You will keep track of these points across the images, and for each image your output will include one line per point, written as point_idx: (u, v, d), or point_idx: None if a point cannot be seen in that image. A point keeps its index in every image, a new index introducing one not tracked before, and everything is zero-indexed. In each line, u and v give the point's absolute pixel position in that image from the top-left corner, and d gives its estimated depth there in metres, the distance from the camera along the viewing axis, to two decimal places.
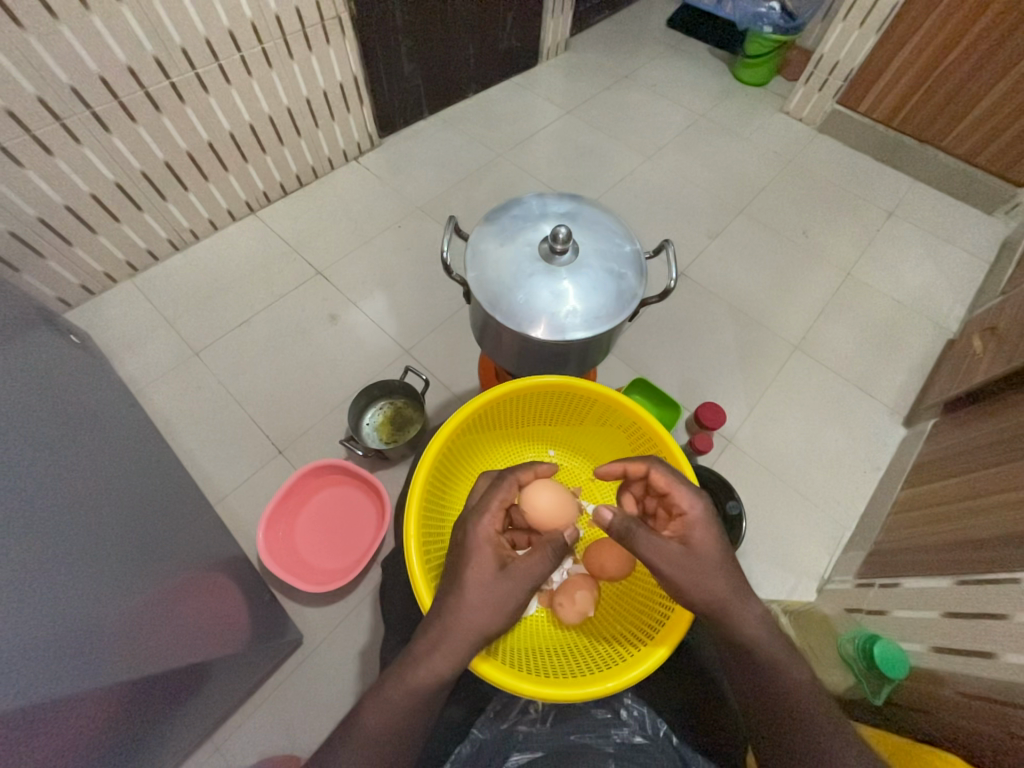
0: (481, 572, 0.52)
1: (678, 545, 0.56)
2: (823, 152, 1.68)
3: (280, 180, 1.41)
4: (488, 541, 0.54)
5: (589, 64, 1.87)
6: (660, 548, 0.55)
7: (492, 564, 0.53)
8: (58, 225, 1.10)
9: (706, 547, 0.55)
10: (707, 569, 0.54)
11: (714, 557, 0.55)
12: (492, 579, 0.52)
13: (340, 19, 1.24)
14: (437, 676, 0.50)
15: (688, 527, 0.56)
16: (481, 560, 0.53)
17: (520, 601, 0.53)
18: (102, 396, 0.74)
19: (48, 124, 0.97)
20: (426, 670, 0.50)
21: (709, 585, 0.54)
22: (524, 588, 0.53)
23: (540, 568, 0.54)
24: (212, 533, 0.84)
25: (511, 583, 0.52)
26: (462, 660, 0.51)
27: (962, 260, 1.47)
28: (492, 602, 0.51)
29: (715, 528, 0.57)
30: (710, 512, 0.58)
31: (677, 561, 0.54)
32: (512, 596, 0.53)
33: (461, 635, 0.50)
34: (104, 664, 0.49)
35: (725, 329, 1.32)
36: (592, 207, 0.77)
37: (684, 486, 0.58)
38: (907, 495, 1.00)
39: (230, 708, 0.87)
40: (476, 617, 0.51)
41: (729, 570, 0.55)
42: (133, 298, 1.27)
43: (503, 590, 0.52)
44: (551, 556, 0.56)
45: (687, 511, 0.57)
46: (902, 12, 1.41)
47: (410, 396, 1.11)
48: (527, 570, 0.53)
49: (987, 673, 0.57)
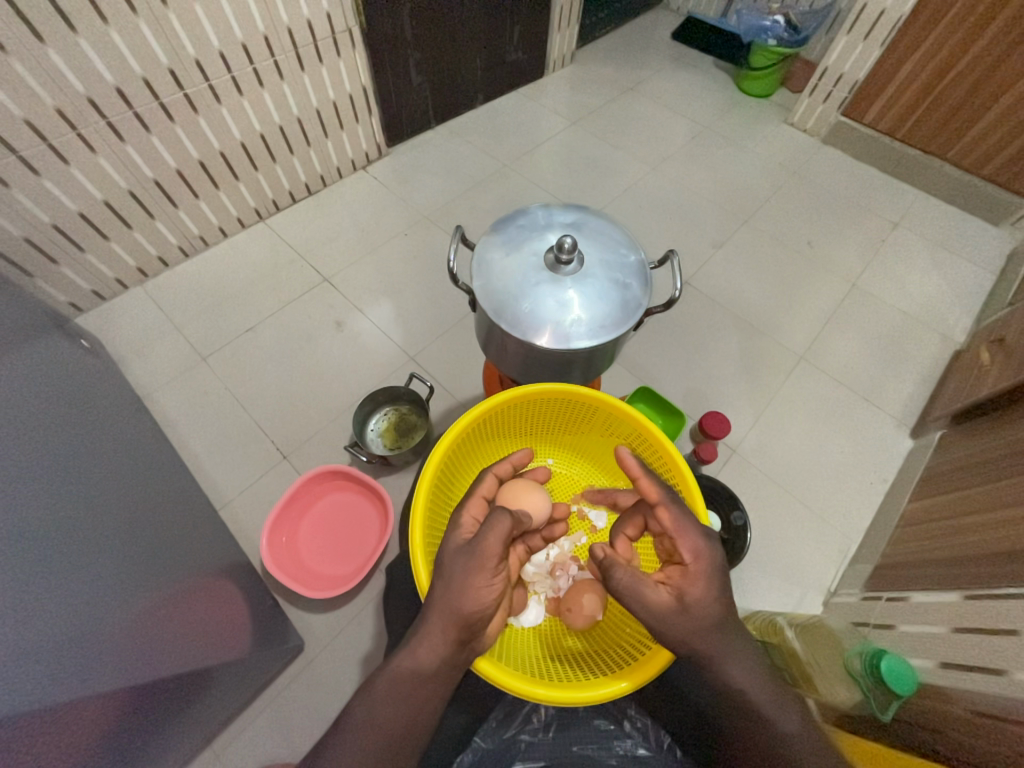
0: (444, 547, 0.54)
1: (668, 594, 0.52)
2: (828, 163, 1.69)
3: (289, 188, 1.43)
4: (460, 524, 0.56)
5: (594, 76, 1.89)
6: (644, 593, 0.51)
7: (458, 541, 0.54)
8: (72, 231, 1.12)
9: (702, 609, 0.50)
10: (694, 631, 0.50)
11: (707, 621, 0.50)
12: (451, 555, 0.52)
13: (351, 32, 1.26)
14: (422, 665, 0.48)
15: (687, 581, 0.51)
16: (448, 537, 0.55)
17: (483, 579, 0.50)
18: (110, 401, 0.75)
19: (65, 133, 0.99)
20: (408, 657, 0.49)
21: (691, 646, 0.50)
22: (481, 563, 0.50)
23: (494, 541, 0.51)
24: (216, 538, 0.84)
25: (464, 558, 0.51)
26: (448, 651, 0.49)
27: (969, 271, 1.46)
28: (452, 577, 0.50)
29: (718, 590, 0.51)
30: (716, 572, 0.52)
31: (659, 613, 0.50)
32: (470, 574, 0.50)
33: (434, 619, 0.49)
34: (108, 669, 0.49)
35: (730, 338, 1.32)
36: (597, 217, 0.78)
37: (691, 535, 0.53)
38: (914, 508, 0.99)
39: (230, 715, 0.87)
40: (442, 598, 0.49)
41: (721, 636, 0.50)
42: (143, 303, 1.29)
43: (456, 565, 0.50)
44: (501, 520, 0.52)
45: (688, 561, 0.52)
46: (907, 26, 1.42)
47: (414, 403, 1.12)
48: (478, 541, 0.51)
49: (997, 690, 0.56)
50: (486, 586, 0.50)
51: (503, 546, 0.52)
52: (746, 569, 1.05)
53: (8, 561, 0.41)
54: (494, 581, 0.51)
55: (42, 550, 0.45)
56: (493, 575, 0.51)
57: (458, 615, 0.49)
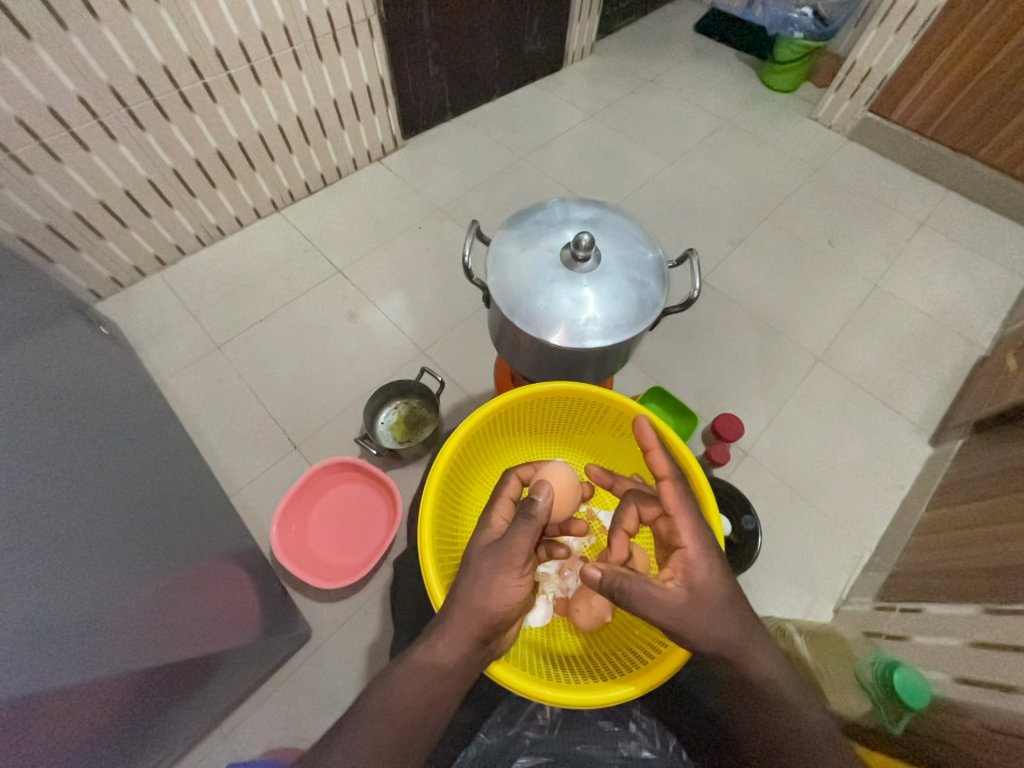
0: (472, 544, 0.54)
1: (678, 586, 0.50)
2: (853, 160, 1.64)
3: (305, 179, 1.43)
4: (490, 523, 0.56)
5: (614, 68, 1.86)
6: (657, 595, 0.49)
7: (484, 541, 0.53)
8: (92, 219, 1.14)
9: (710, 592, 0.50)
10: (707, 618, 0.49)
11: (717, 604, 0.49)
12: (479, 552, 0.52)
13: (370, 22, 1.25)
14: (439, 660, 0.48)
15: (690, 565, 0.51)
16: (477, 535, 0.55)
17: (511, 577, 0.50)
18: (127, 388, 0.76)
19: (87, 121, 1.01)
20: (426, 651, 0.49)
21: (706, 636, 0.48)
22: (510, 562, 0.50)
23: (523, 541, 0.50)
24: (227, 525, 0.85)
25: (493, 555, 0.50)
26: (465, 649, 0.49)
27: (996, 274, 1.42)
28: (478, 576, 0.50)
29: (721, 568, 0.51)
30: (713, 550, 0.52)
31: (671, 609, 0.48)
32: (499, 573, 0.50)
33: (456, 617, 0.49)
34: (121, 653, 0.50)
35: (745, 339, 1.30)
36: (615, 213, 0.76)
37: (688, 517, 0.53)
38: (932, 518, 0.97)
39: (238, 699, 0.88)
40: (467, 596, 0.49)
41: (738, 622, 0.49)
42: (160, 291, 1.30)
43: (484, 563, 0.50)
44: (524, 520, 0.51)
45: (687, 547, 0.51)
46: (941, 19, 1.36)
47: (424, 396, 1.12)
48: (505, 539, 0.51)
49: (1012, 706, 0.55)
50: (514, 585, 0.50)
51: (531, 545, 0.51)
52: (755, 573, 1.03)
53: (22, 546, 0.42)
54: (522, 580, 0.51)
55: (53, 534, 0.45)
56: (521, 574, 0.51)
57: (482, 614, 0.49)
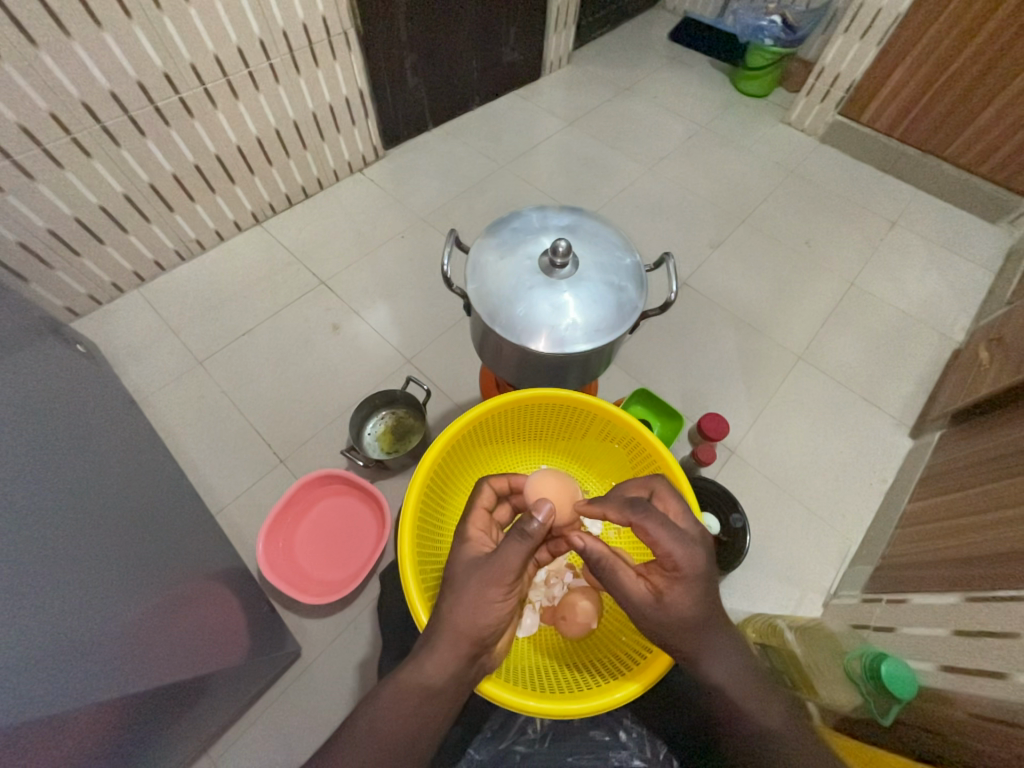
0: (456, 558, 0.53)
1: (648, 588, 0.52)
2: (826, 162, 1.68)
3: (286, 191, 1.43)
4: (468, 536, 0.56)
5: (591, 76, 1.89)
6: (621, 586, 0.52)
7: (468, 554, 0.53)
8: (68, 236, 1.12)
9: (679, 613, 0.49)
10: (667, 629, 0.50)
11: (686, 622, 0.49)
12: (465, 569, 0.51)
13: (347, 35, 1.26)
14: (428, 681, 0.48)
15: (666, 583, 0.50)
16: (459, 549, 0.54)
17: (498, 594, 0.50)
18: (107, 407, 0.75)
19: (60, 138, 0.99)
20: (414, 671, 0.48)
21: (667, 640, 0.50)
22: (498, 578, 0.49)
23: (513, 557, 0.50)
24: (212, 544, 0.83)
25: (481, 572, 0.50)
26: (453, 668, 0.48)
27: (967, 270, 1.46)
28: (465, 593, 0.49)
29: (700, 593, 0.49)
30: (697, 579, 0.49)
31: (632, 602, 0.52)
32: (487, 588, 0.49)
33: (445, 634, 0.48)
34: (105, 679, 0.49)
35: (728, 339, 1.31)
36: (593, 219, 0.78)
37: (674, 542, 0.50)
38: (914, 509, 0.99)
39: (226, 721, 0.86)
40: (452, 614, 0.49)
41: (699, 643, 0.49)
42: (139, 307, 1.29)
43: (472, 579, 0.50)
44: (518, 536, 0.50)
45: (670, 568, 0.50)
46: (904, 24, 1.41)
47: (411, 406, 1.11)
48: (496, 556, 0.50)
49: (1000, 694, 0.55)
50: (501, 601, 0.50)
51: (522, 563, 0.50)
52: (745, 570, 1.04)
53: (7, 568, 0.42)
54: (509, 597, 0.51)
55: (22, 562, 0.43)
56: (508, 591, 0.50)
57: (470, 629, 0.49)
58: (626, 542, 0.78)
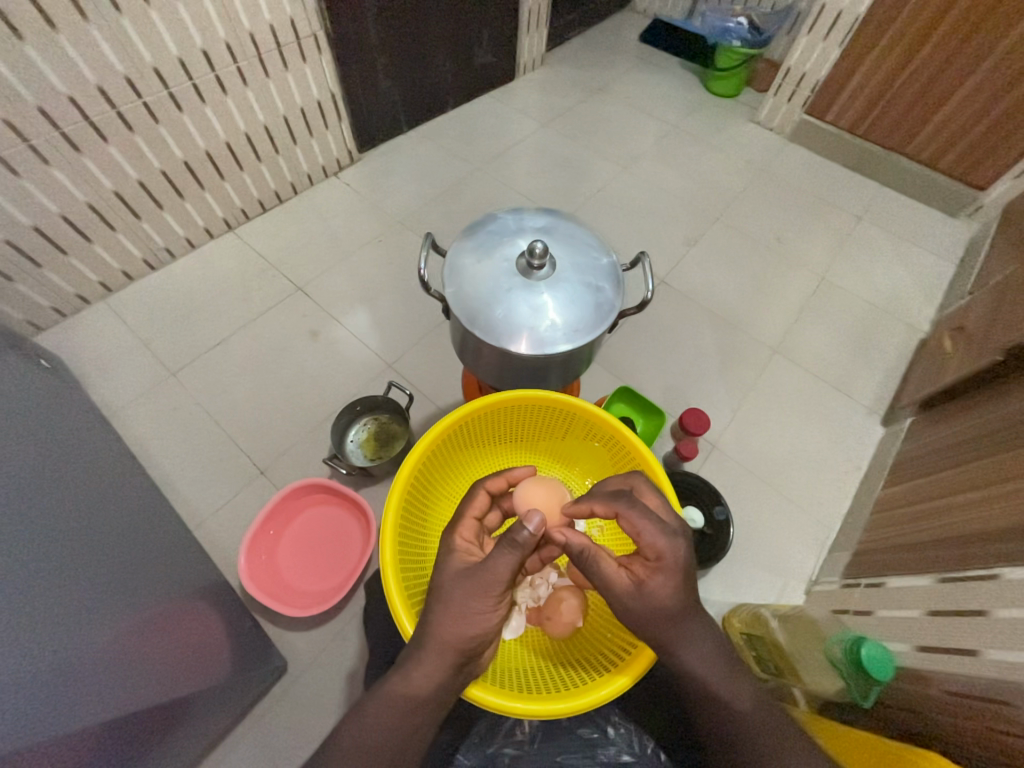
0: (442, 568, 0.52)
1: (628, 577, 0.52)
2: (794, 160, 1.73)
3: (258, 196, 1.40)
4: (454, 545, 0.55)
5: (565, 78, 1.90)
6: (603, 575, 0.53)
7: (456, 564, 0.52)
8: (27, 247, 1.08)
9: (659, 601, 0.50)
10: (648, 617, 0.50)
11: (665, 611, 0.50)
12: (453, 578, 0.51)
13: (316, 37, 1.24)
14: (415, 693, 0.47)
15: (647, 571, 0.51)
16: (445, 559, 0.53)
17: (486, 604, 0.49)
18: (74, 423, 0.72)
19: (16, 146, 0.95)
20: (400, 683, 0.48)
21: (647, 628, 0.51)
22: (486, 589, 0.49)
23: (502, 566, 0.49)
24: (191, 560, 0.81)
25: (468, 582, 0.50)
26: (441, 678, 0.48)
27: (930, 262, 1.51)
28: (453, 603, 0.49)
29: (681, 582, 0.50)
30: (678, 568, 0.50)
31: (613, 591, 0.52)
32: (476, 598, 0.49)
33: (432, 645, 0.48)
34: (79, 707, 0.47)
35: (706, 335, 1.34)
36: (568, 220, 0.78)
37: (656, 531, 0.51)
38: (887, 495, 1.02)
39: (211, 742, 0.84)
40: (440, 624, 0.49)
41: (676, 629, 0.50)
42: (106, 319, 1.24)
43: (459, 589, 0.49)
44: (509, 547, 0.49)
45: (653, 557, 0.51)
46: (864, 25, 1.46)
47: (393, 411, 1.10)
48: (484, 565, 0.50)
49: (972, 670, 0.58)
50: (490, 610, 0.50)
51: (510, 574, 0.50)
52: (729, 562, 1.06)
53: None
54: (497, 607, 0.50)
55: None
56: (496, 601, 0.50)
57: (457, 639, 0.48)
58: (610, 537, 0.79)
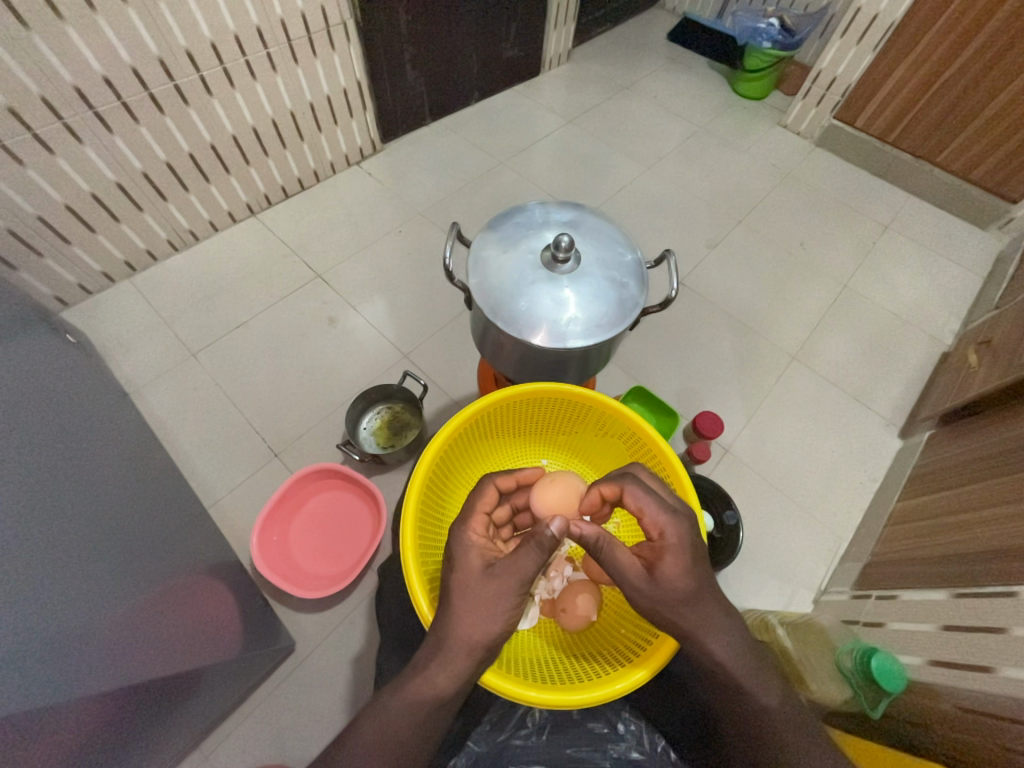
0: (464, 569, 0.52)
1: (641, 563, 0.52)
2: (821, 166, 1.70)
3: (282, 182, 1.41)
4: (473, 543, 0.54)
5: (590, 75, 1.89)
6: (616, 562, 0.52)
7: (478, 564, 0.52)
8: (59, 224, 1.10)
9: (671, 582, 0.50)
10: (663, 600, 0.50)
11: (680, 594, 0.50)
12: (479, 579, 0.51)
13: (346, 25, 1.24)
14: (440, 692, 0.48)
15: (658, 553, 0.51)
16: (465, 558, 0.53)
17: (513, 602, 0.50)
18: (98, 397, 0.74)
19: (51, 123, 0.97)
20: (425, 683, 0.48)
21: (665, 614, 0.50)
22: (513, 589, 0.50)
23: (528, 565, 0.50)
24: (205, 538, 0.82)
25: (495, 581, 0.50)
26: (465, 675, 0.49)
27: (957, 274, 1.48)
28: (480, 603, 0.49)
29: (693, 562, 0.51)
30: (685, 548, 0.51)
31: (626, 578, 0.52)
32: (503, 597, 0.50)
33: (457, 644, 0.48)
34: (96, 673, 0.48)
35: (723, 339, 1.32)
36: (594, 215, 0.78)
37: (662, 511, 0.53)
38: (903, 507, 1.00)
39: (219, 717, 0.86)
40: (467, 624, 0.49)
41: (692, 610, 0.50)
42: (130, 298, 1.26)
43: (488, 590, 0.50)
44: (536, 548, 0.50)
45: (663, 539, 0.52)
46: (898, 32, 1.43)
47: (408, 401, 1.10)
48: (512, 565, 0.50)
49: (987, 686, 0.57)
50: (514, 608, 0.50)
51: (535, 573, 0.50)
52: (738, 567, 1.06)
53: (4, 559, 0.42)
54: (521, 605, 0.51)
55: (3, 550, 0.42)
56: (520, 599, 0.50)
57: (483, 638, 0.49)
58: (625, 531, 0.79)
